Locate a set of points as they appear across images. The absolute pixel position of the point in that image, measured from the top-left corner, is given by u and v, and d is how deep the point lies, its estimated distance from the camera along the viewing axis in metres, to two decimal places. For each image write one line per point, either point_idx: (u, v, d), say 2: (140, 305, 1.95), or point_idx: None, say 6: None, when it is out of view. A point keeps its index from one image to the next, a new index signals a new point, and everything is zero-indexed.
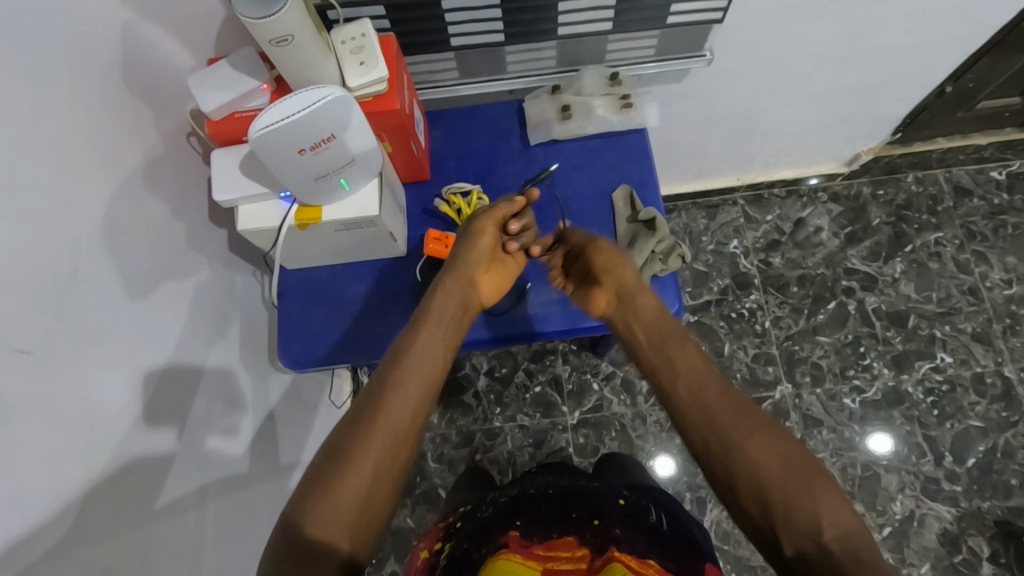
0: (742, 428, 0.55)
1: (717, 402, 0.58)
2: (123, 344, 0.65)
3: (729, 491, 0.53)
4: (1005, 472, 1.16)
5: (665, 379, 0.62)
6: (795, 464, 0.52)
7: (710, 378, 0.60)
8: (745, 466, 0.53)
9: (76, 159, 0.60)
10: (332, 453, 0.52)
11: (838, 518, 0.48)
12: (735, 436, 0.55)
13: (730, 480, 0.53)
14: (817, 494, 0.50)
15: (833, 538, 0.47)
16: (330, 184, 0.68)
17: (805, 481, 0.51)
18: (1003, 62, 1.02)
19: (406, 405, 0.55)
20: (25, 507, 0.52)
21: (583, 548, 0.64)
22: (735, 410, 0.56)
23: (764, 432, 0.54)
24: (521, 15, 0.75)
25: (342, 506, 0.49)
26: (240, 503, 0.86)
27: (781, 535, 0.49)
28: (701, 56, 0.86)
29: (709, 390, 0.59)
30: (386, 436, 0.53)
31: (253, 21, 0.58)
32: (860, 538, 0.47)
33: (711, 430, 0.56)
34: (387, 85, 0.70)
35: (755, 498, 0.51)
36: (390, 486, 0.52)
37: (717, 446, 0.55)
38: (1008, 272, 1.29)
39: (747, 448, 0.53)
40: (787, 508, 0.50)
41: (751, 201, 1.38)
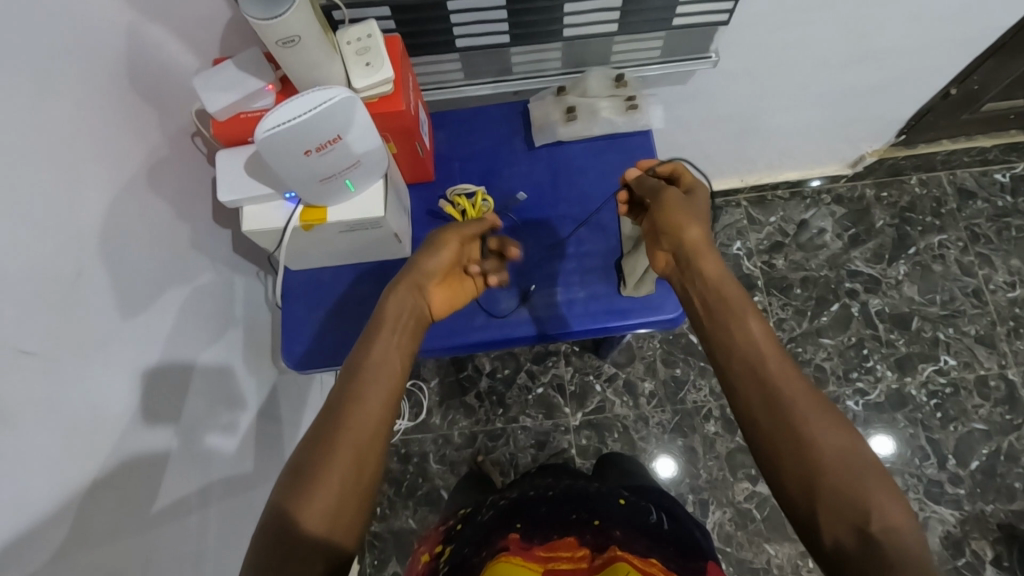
0: (801, 412, 0.49)
1: (777, 378, 0.52)
2: (127, 346, 0.64)
3: (773, 477, 0.49)
4: (1008, 475, 1.16)
5: (716, 348, 0.56)
6: (849, 455, 0.47)
7: (770, 353, 0.54)
8: (800, 449, 0.48)
9: (79, 160, 0.60)
10: (307, 453, 0.50)
11: (890, 513, 0.44)
12: (792, 417, 0.49)
13: (776, 462, 0.49)
14: (867, 484, 0.46)
15: (880, 531, 0.44)
16: (335, 186, 0.68)
17: (854, 468, 0.46)
18: (1008, 65, 1.02)
19: (374, 396, 0.53)
20: (27, 510, 0.52)
21: (584, 549, 0.63)
22: (793, 391, 0.51)
23: (820, 415, 0.49)
24: (526, 16, 0.75)
25: (317, 505, 0.48)
26: (243, 505, 0.86)
27: (822, 520, 0.46)
28: (706, 57, 0.85)
29: (767, 365, 0.53)
30: (355, 435, 0.51)
31: (261, 22, 0.58)
32: (909, 535, 0.44)
33: (765, 409, 0.51)
34: (392, 86, 0.70)
35: (800, 481, 0.47)
36: (370, 477, 0.51)
37: (773, 425, 0.50)
38: (1012, 275, 1.28)
39: (807, 432, 0.48)
40: (835, 496, 0.46)
41: (754, 203, 1.37)
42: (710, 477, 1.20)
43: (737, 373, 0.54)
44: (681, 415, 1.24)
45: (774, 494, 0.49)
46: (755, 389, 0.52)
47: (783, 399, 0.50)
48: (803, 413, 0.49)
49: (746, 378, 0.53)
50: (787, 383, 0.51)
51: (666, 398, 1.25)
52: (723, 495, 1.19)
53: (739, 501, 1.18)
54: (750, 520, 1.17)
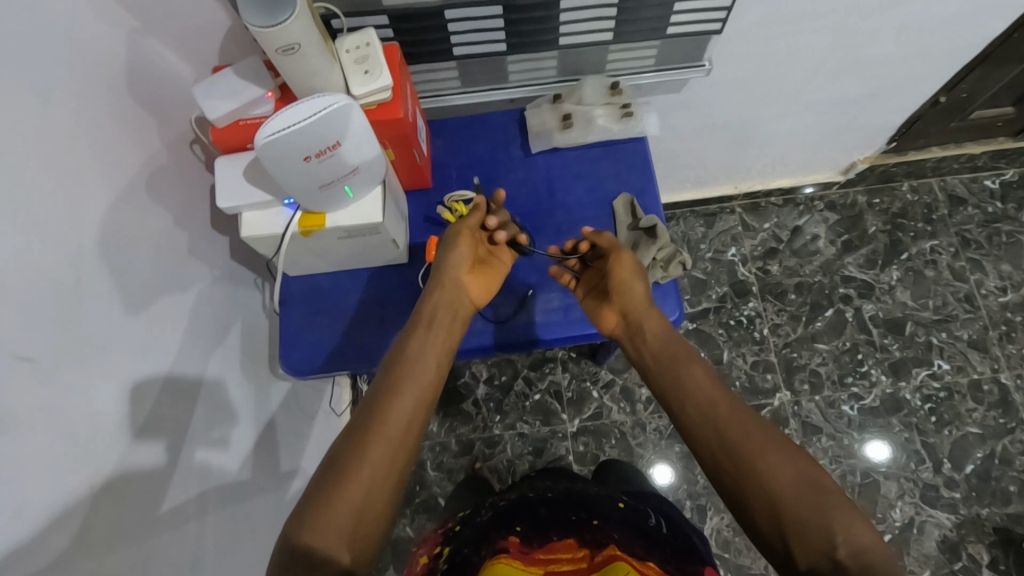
0: (754, 449, 0.52)
1: (728, 420, 0.54)
2: (126, 354, 0.65)
3: (744, 508, 0.51)
4: (1003, 478, 1.16)
5: (671, 396, 0.60)
6: (810, 482, 0.49)
7: (716, 395, 0.57)
8: (760, 486, 0.50)
9: (79, 167, 0.60)
10: (336, 453, 0.52)
11: (856, 536, 0.46)
12: (752, 457, 0.51)
13: (743, 499, 0.51)
14: (832, 508, 0.48)
15: (848, 554, 0.46)
16: (334, 192, 0.69)
17: (818, 494, 0.48)
18: (996, 73, 1.04)
19: (405, 411, 0.55)
20: (27, 515, 0.52)
21: (584, 549, 0.63)
22: (748, 427, 0.53)
23: (778, 447, 0.52)
24: (523, 25, 0.76)
25: (338, 515, 0.49)
26: (240, 513, 0.85)
27: (795, 547, 0.47)
28: (700, 66, 0.87)
29: (717, 405, 0.56)
30: (385, 442, 0.53)
31: (261, 30, 0.58)
32: (877, 555, 0.46)
33: (727, 454, 0.53)
34: (390, 93, 0.71)
35: (770, 513, 0.49)
36: (391, 492, 0.52)
37: (733, 460, 0.52)
38: (1003, 279, 1.30)
39: (761, 468, 0.51)
40: (800, 525, 0.47)
41: (748, 209, 1.39)
42: (707, 483, 1.20)
43: (697, 422, 0.56)
44: None
45: (747, 528, 0.51)
46: (714, 433, 0.54)
47: (742, 440, 0.53)
48: (763, 450, 0.52)
49: (705, 426, 0.55)
50: (746, 424, 0.54)
51: None
52: (721, 500, 1.19)
53: None
54: None
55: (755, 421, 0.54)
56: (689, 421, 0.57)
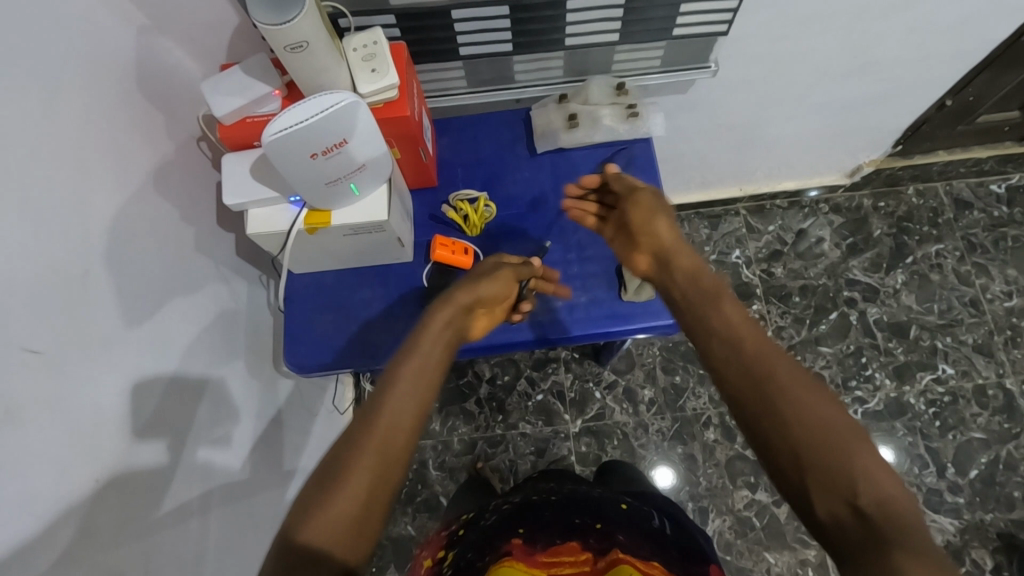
0: (783, 389, 0.49)
1: (755, 359, 0.52)
2: (131, 347, 0.65)
3: (763, 449, 0.49)
4: (1007, 484, 1.16)
5: (697, 331, 0.57)
6: (835, 426, 0.47)
7: (744, 330, 0.54)
8: (784, 429, 0.48)
9: (87, 161, 0.61)
10: (328, 461, 0.51)
11: (878, 484, 0.44)
12: (777, 395, 0.49)
13: (765, 445, 0.49)
14: (858, 457, 0.45)
15: (871, 503, 0.44)
16: (340, 189, 0.69)
17: (844, 439, 0.46)
18: (1003, 77, 1.03)
19: (403, 417, 0.53)
20: (33, 507, 0.52)
21: (586, 552, 0.64)
22: (771, 367, 0.51)
23: (806, 388, 0.49)
24: (530, 25, 0.76)
25: (334, 517, 0.48)
26: (243, 509, 0.86)
27: (816, 495, 0.45)
28: (706, 68, 0.87)
29: (743, 345, 0.53)
30: (377, 445, 0.51)
31: (270, 27, 0.59)
32: (902, 507, 0.44)
33: (750, 388, 0.51)
34: (398, 92, 0.71)
35: (793, 458, 0.47)
36: (384, 499, 0.50)
37: (757, 395, 0.50)
38: (1009, 284, 1.29)
39: (787, 411, 0.48)
40: (822, 470, 0.46)
41: (753, 212, 1.38)
42: (710, 485, 1.20)
43: (722, 354, 0.54)
44: (681, 423, 1.24)
45: (766, 470, 0.49)
46: (739, 369, 0.52)
47: (768, 375, 0.50)
48: (787, 389, 0.49)
49: (729, 361, 0.53)
50: (775, 359, 0.51)
51: (666, 405, 1.26)
52: (723, 503, 1.19)
53: (739, 509, 1.18)
54: (750, 528, 1.17)
55: (784, 359, 0.51)
56: (715, 357, 0.54)
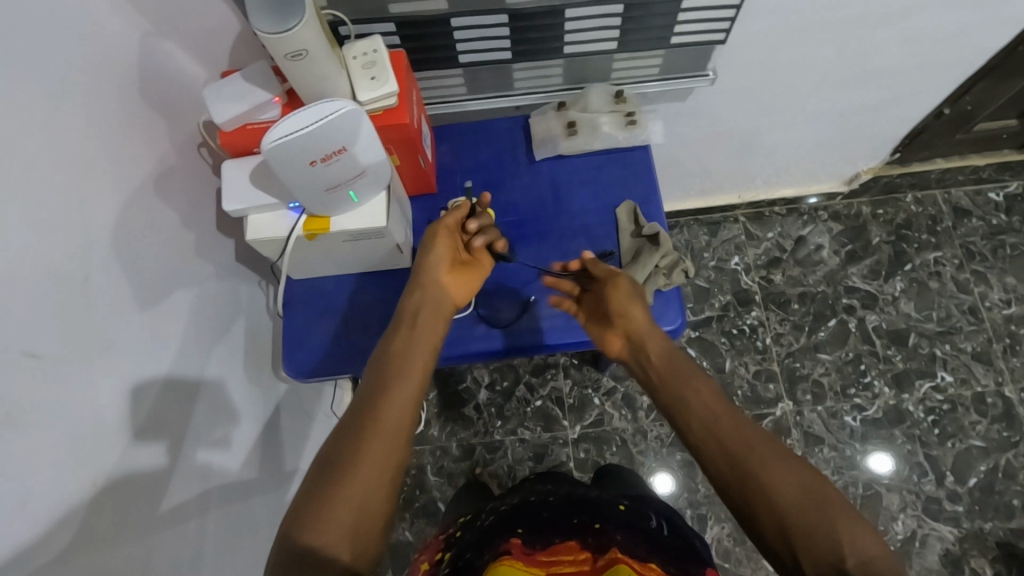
0: (758, 461, 0.53)
1: (731, 434, 0.56)
2: (131, 351, 0.65)
3: (749, 519, 0.53)
4: (1007, 493, 1.16)
5: (680, 407, 0.61)
6: (814, 491, 0.51)
7: (723, 410, 0.59)
8: (767, 496, 0.51)
9: (88, 166, 0.61)
10: (328, 453, 0.54)
11: (859, 542, 0.48)
12: (753, 468, 0.53)
13: (751, 513, 0.52)
14: (836, 519, 0.49)
15: (856, 563, 0.47)
16: (339, 196, 0.69)
17: (821, 502, 0.50)
18: (1000, 86, 1.04)
19: (400, 417, 0.56)
20: (30, 511, 0.52)
21: (586, 551, 0.64)
22: (752, 439, 0.55)
23: (782, 458, 0.53)
24: (529, 33, 0.77)
25: (341, 513, 0.50)
26: (241, 514, 0.86)
27: (804, 558, 0.48)
28: (705, 76, 0.87)
29: (726, 421, 0.57)
30: (380, 442, 0.54)
31: (270, 36, 0.59)
32: (883, 564, 0.47)
33: (728, 464, 0.55)
34: (397, 99, 0.72)
35: (777, 527, 0.50)
36: (386, 499, 0.53)
37: (737, 469, 0.54)
38: (1008, 292, 1.29)
39: (767, 479, 0.52)
40: (806, 535, 0.49)
41: (752, 218, 1.39)
42: (708, 492, 1.20)
43: (697, 432, 0.58)
44: None
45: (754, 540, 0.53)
46: (719, 448, 0.56)
47: (746, 447, 0.55)
48: (763, 460, 0.53)
49: (706, 438, 0.57)
50: (749, 433, 0.56)
51: None
52: (721, 510, 1.18)
53: None
54: (748, 536, 1.17)
55: (756, 431, 0.56)
56: (693, 436, 0.58)
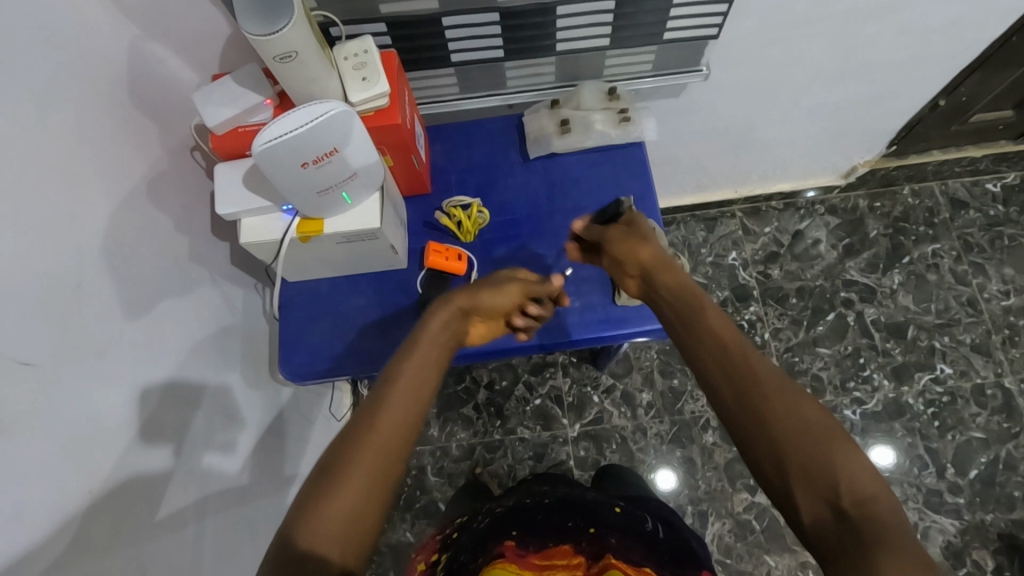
0: (759, 396, 0.51)
1: (734, 364, 0.53)
2: (125, 357, 0.65)
3: (749, 457, 0.50)
4: (1007, 484, 1.15)
5: (686, 337, 0.58)
6: (814, 430, 0.48)
7: (731, 340, 0.55)
8: (768, 435, 0.49)
9: (79, 172, 0.61)
10: (328, 456, 0.52)
11: (860, 483, 0.46)
12: (754, 399, 0.51)
13: (753, 451, 0.50)
14: (836, 459, 0.46)
15: (851, 503, 0.45)
16: (332, 198, 0.69)
17: (820, 441, 0.47)
18: (995, 77, 1.03)
19: (400, 421, 0.55)
20: (25, 519, 0.52)
21: (579, 556, 0.64)
22: (760, 373, 0.52)
23: (788, 394, 0.50)
24: (520, 31, 0.76)
25: (333, 517, 0.49)
26: (240, 518, 0.85)
27: (800, 499, 0.46)
28: (698, 71, 0.87)
29: (734, 352, 0.54)
30: (377, 444, 0.53)
31: (259, 38, 0.59)
32: (882, 505, 0.44)
33: (730, 396, 0.52)
34: (388, 100, 0.71)
35: (774, 464, 0.48)
36: (383, 503, 0.52)
37: (737, 404, 0.51)
38: (1006, 283, 1.29)
39: (771, 417, 0.49)
40: (804, 474, 0.47)
41: (749, 214, 1.38)
42: (709, 488, 1.20)
43: (699, 360, 0.56)
44: (679, 426, 1.24)
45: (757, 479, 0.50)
46: (721, 374, 0.53)
47: (747, 377, 0.52)
48: (764, 393, 0.51)
49: (709, 365, 0.55)
50: (751, 363, 0.53)
51: (664, 408, 1.25)
52: (723, 506, 1.18)
53: (738, 512, 1.18)
54: (750, 531, 1.17)
55: (759, 361, 0.53)
56: (696, 364, 0.56)
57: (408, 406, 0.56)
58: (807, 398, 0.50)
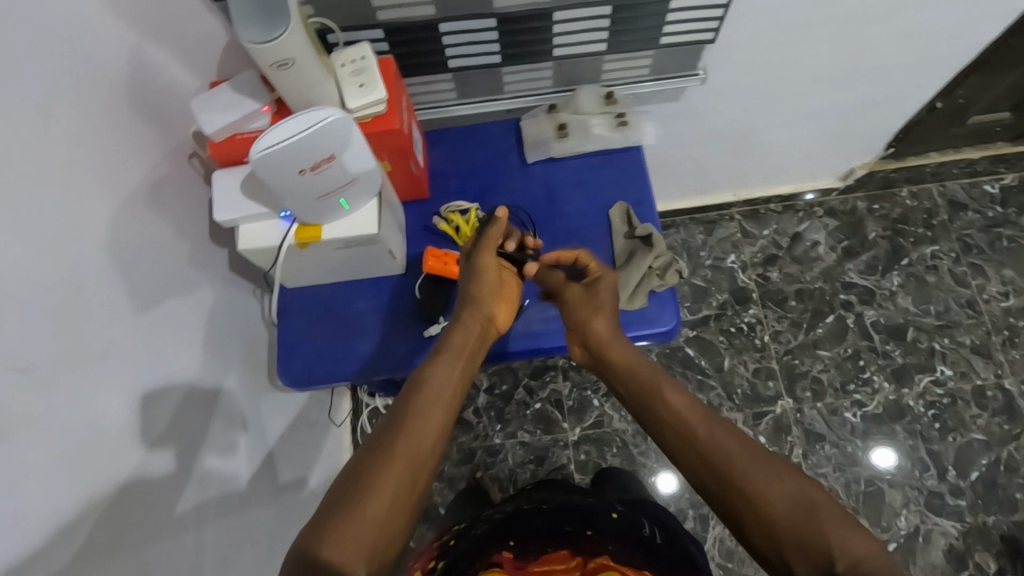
0: (743, 471, 0.54)
1: (712, 444, 0.57)
2: (126, 365, 0.65)
3: (741, 528, 0.54)
4: (1009, 486, 1.15)
5: (657, 426, 0.62)
6: (800, 498, 0.52)
7: (699, 418, 0.60)
8: (753, 508, 0.53)
9: (80, 179, 0.61)
10: (356, 467, 0.54)
11: (850, 545, 0.49)
12: (737, 478, 0.54)
13: (740, 519, 0.54)
14: (823, 523, 0.50)
15: (845, 565, 0.48)
16: (330, 204, 0.69)
17: (808, 509, 0.51)
18: (992, 79, 1.04)
19: (425, 435, 0.57)
20: (27, 528, 0.52)
21: (575, 560, 0.66)
22: (738, 444, 0.57)
23: (769, 468, 0.54)
24: (517, 36, 0.77)
25: (360, 528, 0.50)
26: (241, 525, 0.85)
27: (792, 562, 0.50)
28: (695, 75, 0.87)
29: (708, 427, 0.59)
30: (404, 459, 0.55)
31: (256, 45, 0.59)
32: (873, 563, 0.48)
33: (712, 475, 0.56)
34: (385, 106, 0.72)
35: (766, 534, 0.52)
36: (405, 518, 0.53)
37: (721, 479, 0.55)
38: (1005, 285, 1.29)
39: (755, 486, 0.54)
40: (798, 542, 0.50)
41: (747, 216, 1.38)
42: None
43: (676, 444, 0.60)
44: None
45: (749, 550, 0.54)
46: (700, 455, 0.57)
47: (725, 456, 0.56)
48: (747, 469, 0.55)
49: (685, 448, 0.59)
50: (725, 439, 0.57)
51: None
52: None
53: None
54: None
55: (735, 439, 0.57)
56: (674, 447, 0.60)
57: (433, 426, 0.58)
58: (788, 469, 0.54)
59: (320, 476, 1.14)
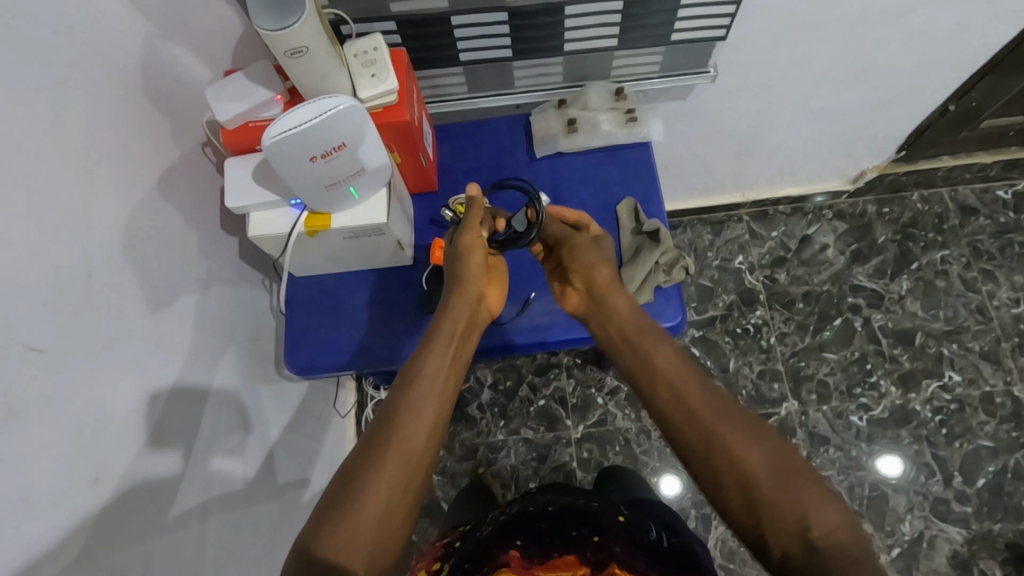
0: (727, 436, 0.54)
1: (697, 406, 0.57)
2: (133, 349, 0.66)
3: (717, 494, 0.53)
4: (1015, 494, 1.14)
5: (643, 383, 0.62)
6: (781, 462, 0.52)
7: (682, 381, 0.59)
8: (736, 470, 0.52)
9: (95, 165, 0.62)
10: (350, 466, 0.55)
11: (826, 516, 0.49)
12: (721, 442, 0.54)
13: (719, 485, 0.53)
14: (800, 492, 0.50)
15: (821, 535, 0.48)
16: (340, 192, 0.70)
17: (786, 476, 0.51)
18: (1006, 83, 1.03)
19: (420, 431, 0.57)
20: (36, 506, 0.53)
21: (584, 566, 0.63)
22: (716, 412, 0.56)
23: (750, 434, 0.54)
24: (528, 31, 0.77)
25: (363, 528, 0.51)
26: (245, 511, 0.86)
27: (769, 537, 0.50)
28: (706, 72, 0.87)
29: (686, 392, 0.58)
30: (398, 455, 0.55)
31: (270, 33, 0.60)
32: (846, 535, 0.48)
33: (696, 436, 0.55)
34: (397, 96, 0.72)
35: (744, 501, 0.52)
36: (405, 513, 0.54)
37: (704, 443, 0.55)
38: (1016, 291, 1.28)
39: (735, 456, 0.53)
40: (773, 512, 0.50)
41: (756, 217, 1.38)
42: None
43: (661, 404, 0.59)
44: None
45: (724, 516, 0.54)
46: (686, 415, 0.57)
47: (707, 420, 0.55)
48: (730, 435, 0.54)
49: (673, 407, 0.58)
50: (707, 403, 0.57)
51: None
52: None
53: None
54: None
55: (716, 399, 0.57)
56: (658, 407, 0.59)
57: (429, 420, 0.58)
58: (771, 436, 0.54)
59: (324, 466, 1.15)
